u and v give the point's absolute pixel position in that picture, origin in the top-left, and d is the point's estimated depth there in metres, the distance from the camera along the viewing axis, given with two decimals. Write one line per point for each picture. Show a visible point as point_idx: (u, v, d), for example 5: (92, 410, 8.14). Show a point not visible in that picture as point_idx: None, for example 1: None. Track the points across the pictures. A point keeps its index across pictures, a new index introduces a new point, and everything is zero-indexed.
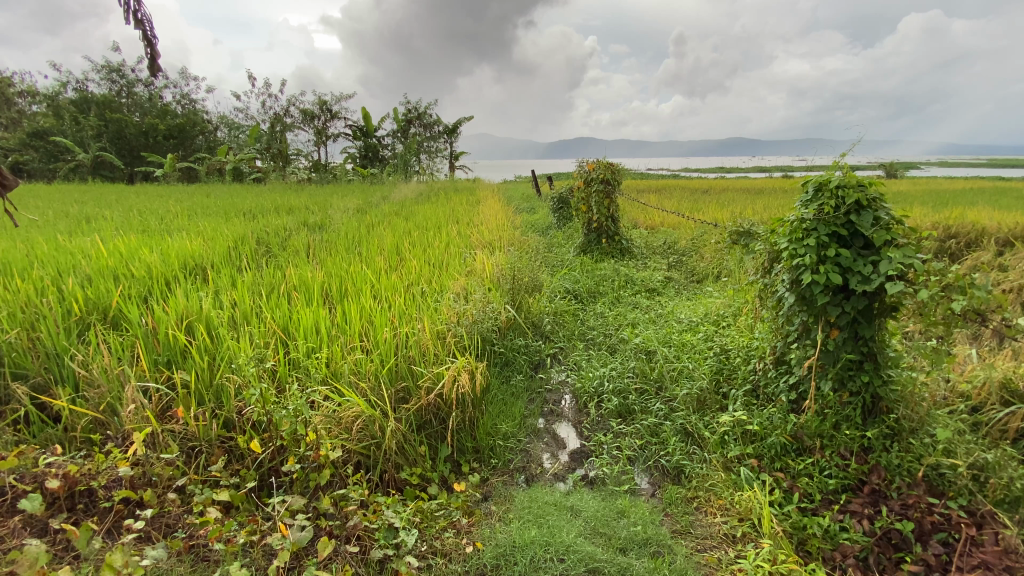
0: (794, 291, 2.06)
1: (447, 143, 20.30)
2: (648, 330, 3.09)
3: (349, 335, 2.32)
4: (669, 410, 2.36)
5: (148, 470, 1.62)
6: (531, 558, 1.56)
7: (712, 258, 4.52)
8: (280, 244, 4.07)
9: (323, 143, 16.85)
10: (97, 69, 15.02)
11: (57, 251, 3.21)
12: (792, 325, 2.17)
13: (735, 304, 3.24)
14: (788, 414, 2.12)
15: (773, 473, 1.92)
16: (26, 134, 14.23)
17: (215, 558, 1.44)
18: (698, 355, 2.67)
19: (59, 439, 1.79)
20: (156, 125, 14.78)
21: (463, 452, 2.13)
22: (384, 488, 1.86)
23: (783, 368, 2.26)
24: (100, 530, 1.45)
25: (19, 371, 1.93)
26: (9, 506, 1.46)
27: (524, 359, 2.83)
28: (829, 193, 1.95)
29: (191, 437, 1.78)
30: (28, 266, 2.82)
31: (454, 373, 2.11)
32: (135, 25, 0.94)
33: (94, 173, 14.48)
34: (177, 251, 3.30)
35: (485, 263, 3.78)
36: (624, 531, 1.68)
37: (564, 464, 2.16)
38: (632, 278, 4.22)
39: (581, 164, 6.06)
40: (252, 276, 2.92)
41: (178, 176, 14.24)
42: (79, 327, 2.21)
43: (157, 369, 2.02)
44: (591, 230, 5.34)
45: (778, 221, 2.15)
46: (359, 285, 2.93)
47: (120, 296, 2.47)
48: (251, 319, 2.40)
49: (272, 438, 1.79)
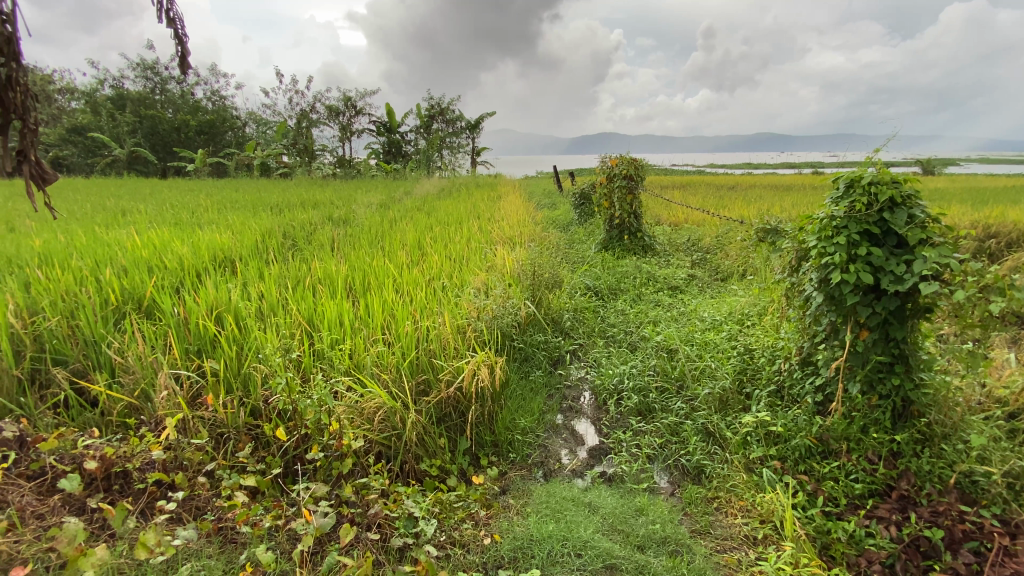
0: (822, 290, 1.99)
1: (469, 139, 20.36)
2: (669, 328, 3.06)
3: (371, 328, 2.36)
4: (690, 409, 2.33)
5: (179, 454, 1.68)
6: (548, 551, 1.56)
7: (737, 255, 4.43)
8: (305, 238, 4.16)
9: (348, 139, 17.07)
10: (132, 67, 15.50)
11: (94, 242, 3.34)
12: (820, 325, 2.10)
13: (761, 303, 3.16)
14: (813, 416, 2.06)
15: (797, 475, 1.89)
16: (66, 130, 14.78)
17: (242, 541, 1.48)
18: (721, 354, 2.63)
19: (96, 423, 1.87)
20: (187, 121, 15.23)
21: (481, 445, 2.15)
22: (404, 478, 1.90)
23: (810, 369, 2.19)
24: (134, 510, 1.52)
25: (59, 358, 2.03)
26: (49, 485, 1.54)
27: (544, 355, 2.83)
28: (862, 190, 1.90)
29: (220, 424, 1.83)
30: (68, 256, 2.95)
31: (474, 366, 2.13)
32: (167, 24, 0.99)
33: (129, 168, 14.98)
34: (207, 244, 3.41)
35: (506, 259, 3.78)
36: (643, 528, 1.67)
37: (582, 460, 2.15)
38: (654, 275, 4.16)
39: (604, 159, 5.99)
40: (279, 269, 3.00)
41: (207, 168, 14.58)
42: (115, 316, 2.31)
43: (188, 357, 2.09)
44: (613, 226, 5.28)
45: (806, 218, 2.09)
46: (382, 279, 2.97)
47: (153, 286, 2.56)
48: (277, 310, 2.46)
49: (297, 427, 1.84)
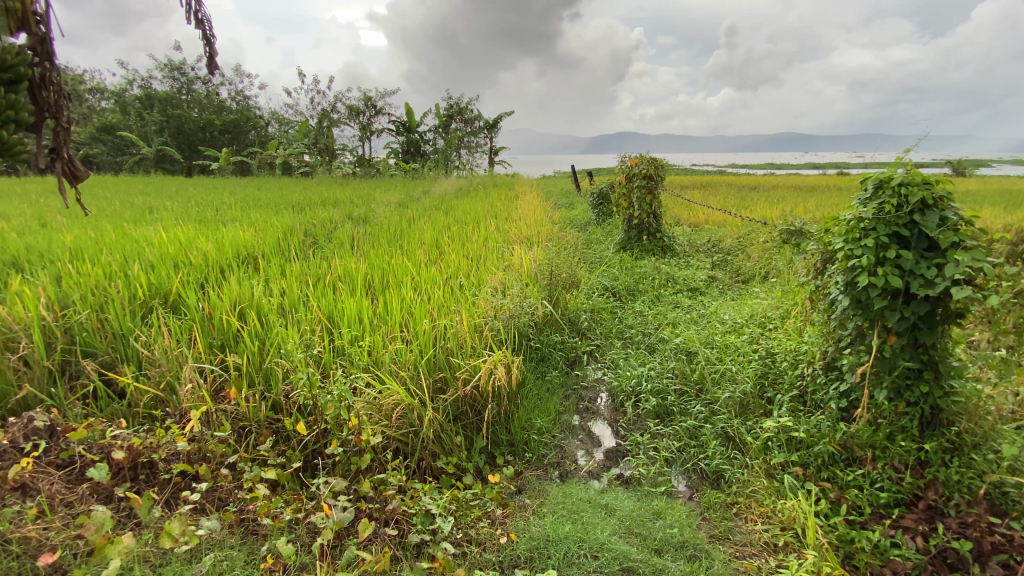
0: (848, 293, 1.94)
1: (487, 139, 20.40)
2: (689, 330, 3.02)
3: (390, 325, 2.38)
4: (709, 413, 2.29)
5: (203, 446, 1.72)
6: (564, 552, 1.56)
7: (759, 257, 4.36)
8: (326, 236, 4.22)
9: (367, 139, 17.24)
10: (160, 68, 15.90)
11: (122, 238, 3.44)
12: (845, 329, 2.04)
13: (784, 305, 3.10)
14: (837, 422, 2.01)
15: (819, 483, 1.85)
16: (96, 129, 15.24)
17: (263, 533, 1.51)
18: (742, 357, 2.59)
19: (124, 414, 1.92)
20: (212, 121, 15.57)
21: (498, 444, 2.15)
22: (420, 475, 1.92)
23: (834, 375, 2.14)
24: (159, 500, 1.55)
25: (88, 350, 2.09)
26: (78, 474, 1.58)
27: (561, 355, 2.82)
28: (891, 191, 1.84)
29: (242, 417, 1.87)
30: (98, 252, 3.04)
31: (491, 365, 2.14)
32: (195, 25, 1.02)
33: (156, 166, 15.39)
34: (231, 241, 3.48)
35: (523, 258, 3.78)
36: (660, 532, 1.65)
37: (599, 462, 2.13)
38: (673, 276, 4.12)
39: (623, 159, 5.93)
40: (300, 266, 3.04)
41: (231, 167, 14.89)
42: (143, 310, 2.38)
43: (212, 351, 2.14)
44: (632, 227, 5.23)
45: (832, 220, 2.04)
46: (400, 277, 2.99)
47: (179, 282, 2.63)
48: (298, 307, 2.50)
49: (317, 422, 1.86)
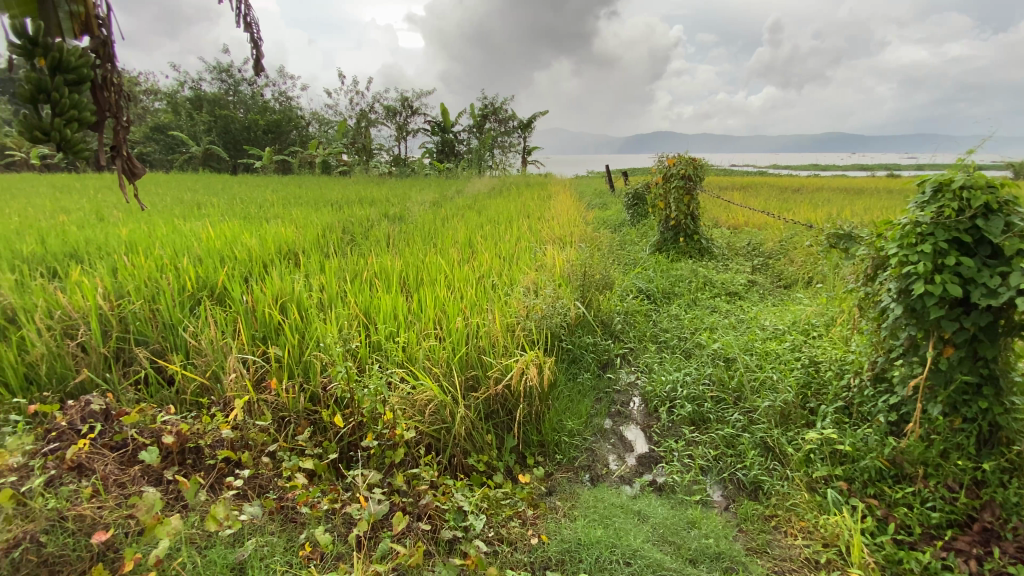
0: (901, 302, 1.84)
1: (521, 139, 20.41)
2: (727, 335, 2.93)
3: (424, 322, 2.41)
4: (748, 422, 2.22)
5: (245, 434, 1.78)
6: (595, 557, 1.54)
7: (803, 262, 4.19)
8: (363, 234, 4.31)
9: (403, 139, 17.53)
10: (209, 70, 16.61)
11: (173, 233, 3.60)
12: (897, 339, 1.94)
13: (829, 312, 2.97)
14: (886, 436, 1.92)
15: (865, 499, 1.77)
16: (150, 129, 16.05)
17: (301, 521, 1.55)
18: (784, 365, 2.50)
19: (172, 400, 2.00)
20: (256, 121, 16.16)
21: (528, 444, 2.15)
22: (452, 471, 1.93)
23: (883, 387, 2.04)
24: (205, 485, 1.62)
25: (141, 338, 2.20)
26: (130, 456, 1.66)
27: (593, 357, 2.79)
28: (952, 195, 1.74)
29: (282, 408, 1.92)
30: (150, 245, 3.20)
31: (523, 365, 2.13)
32: (245, 28, 1.06)
33: (204, 164, 16.12)
34: (273, 237, 3.60)
35: (556, 258, 3.76)
36: (695, 542, 1.61)
37: (631, 467, 2.10)
38: (711, 279, 4.01)
39: (660, 159, 5.82)
40: (338, 262, 3.12)
41: (273, 165, 15.44)
42: (191, 302, 2.49)
43: (254, 343, 2.22)
44: (668, 228, 5.13)
45: (885, 224, 1.95)
46: (434, 275, 3.03)
47: (224, 276, 2.73)
48: (335, 302, 2.57)
49: (353, 414, 1.91)
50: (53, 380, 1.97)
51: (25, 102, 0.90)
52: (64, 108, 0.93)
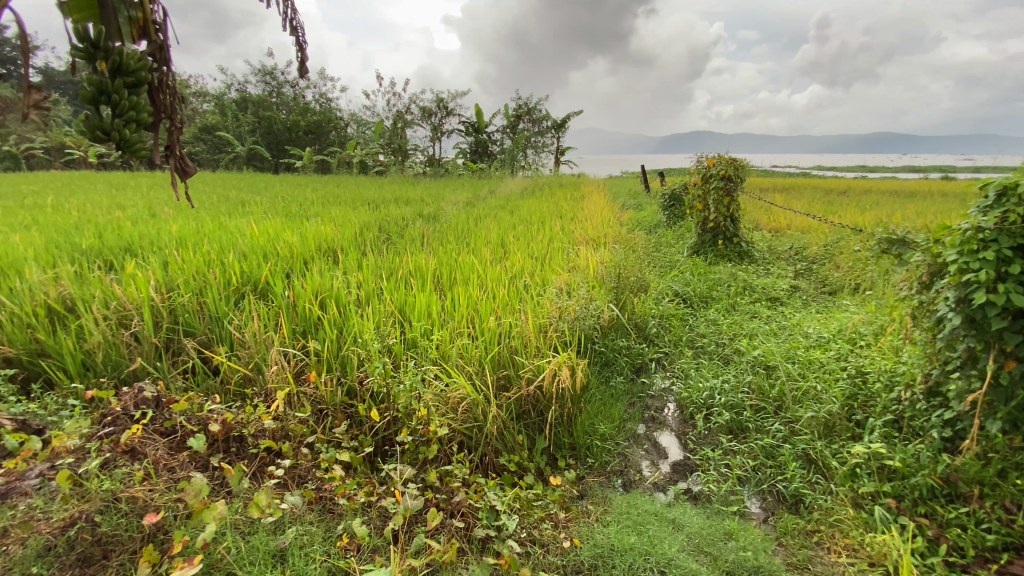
0: (959, 312, 1.74)
1: (555, 139, 20.34)
2: (767, 342, 2.84)
3: (457, 321, 2.43)
4: (789, 433, 2.15)
5: (286, 425, 1.84)
6: (629, 563, 1.52)
7: (849, 268, 4.02)
8: (398, 233, 4.38)
9: (438, 139, 17.75)
10: (255, 73, 17.25)
11: (219, 229, 3.75)
12: (954, 351, 1.83)
13: (879, 321, 2.84)
14: (939, 453, 1.82)
15: (915, 518, 1.68)
16: (199, 130, 16.81)
17: (338, 512, 1.59)
18: (828, 375, 2.40)
19: (217, 390, 2.09)
20: (298, 122, 16.70)
21: (559, 447, 2.14)
22: (483, 470, 1.94)
23: (937, 401, 1.93)
24: (248, 472, 1.68)
25: (189, 330, 2.30)
26: (179, 442, 1.74)
27: (626, 361, 2.75)
28: (1018, 199, 1.64)
29: (320, 401, 1.98)
30: (199, 241, 3.34)
31: (556, 367, 2.13)
32: None
33: (248, 164, 16.79)
34: (314, 234, 3.71)
35: (590, 260, 3.74)
36: (732, 554, 1.57)
37: (665, 474, 2.06)
38: (752, 284, 3.90)
39: (699, 159, 5.69)
40: (375, 260, 3.19)
41: (313, 165, 15.94)
42: (236, 296, 2.59)
43: (295, 337, 2.29)
44: (706, 230, 5.02)
45: (943, 229, 1.85)
46: (467, 275, 3.05)
47: (267, 271, 2.83)
48: (372, 299, 2.62)
49: (388, 409, 1.94)
50: (109, 367, 2.08)
51: (87, 103, 0.96)
52: (124, 110, 0.99)
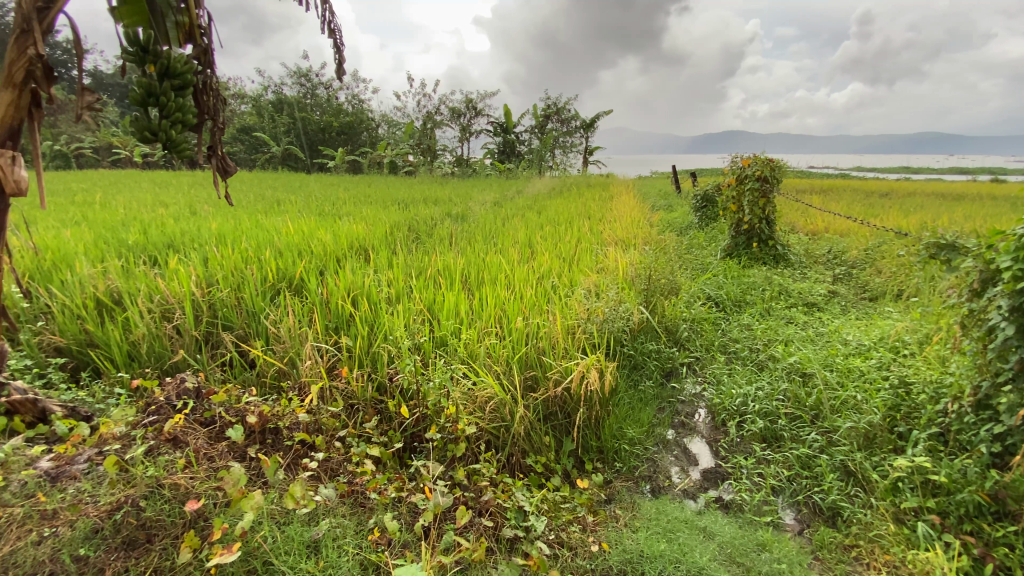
0: (1013, 321, 1.65)
1: (583, 139, 20.21)
2: (804, 349, 2.76)
3: (485, 321, 2.44)
4: (826, 443, 2.08)
5: (319, 418, 1.89)
6: (659, 570, 1.50)
7: (892, 274, 3.86)
8: (428, 232, 4.43)
9: (466, 139, 17.88)
10: (290, 75, 17.71)
11: (256, 227, 3.87)
12: (1007, 363, 1.72)
13: (924, 329, 2.72)
14: (987, 469, 1.72)
15: (961, 536, 1.61)
16: (237, 131, 17.37)
17: (369, 506, 1.61)
18: (869, 385, 2.31)
19: (254, 383, 2.16)
20: (330, 123, 17.07)
21: (587, 449, 2.13)
22: (511, 470, 1.95)
23: (986, 415, 1.84)
24: (283, 463, 1.73)
25: (227, 324, 2.38)
26: (218, 432, 1.81)
27: (655, 364, 2.71)
28: None
29: (352, 396, 2.03)
30: (237, 238, 3.45)
31: (583, 369, 2.11)
32: None
33: (283, 163, 17.26)
34: (346, 233, 3.79)
35: (619, 262, 3.70)
36: (766, 566, 1.53)
37: (695, 481, 2.03)
38: (787, 288, 3.79)
39: (733, 159, 5.57)
40: (405, 259, 3.23)
41: (345, 165, 16.27)
42: (272, 292, 2.66)
43: (328, 333, 2.35)
44: (740, 232, 4.92)
45: (996, 233, 1.75)
46: (496, 275, 3.07)
47: (301, 268, 2.91)
48: (402, 297, 2.66)
49: (417, 406, 1.97)
50: (153, 359, 2.18)
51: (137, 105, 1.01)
52: (170, 111, 1.03)
